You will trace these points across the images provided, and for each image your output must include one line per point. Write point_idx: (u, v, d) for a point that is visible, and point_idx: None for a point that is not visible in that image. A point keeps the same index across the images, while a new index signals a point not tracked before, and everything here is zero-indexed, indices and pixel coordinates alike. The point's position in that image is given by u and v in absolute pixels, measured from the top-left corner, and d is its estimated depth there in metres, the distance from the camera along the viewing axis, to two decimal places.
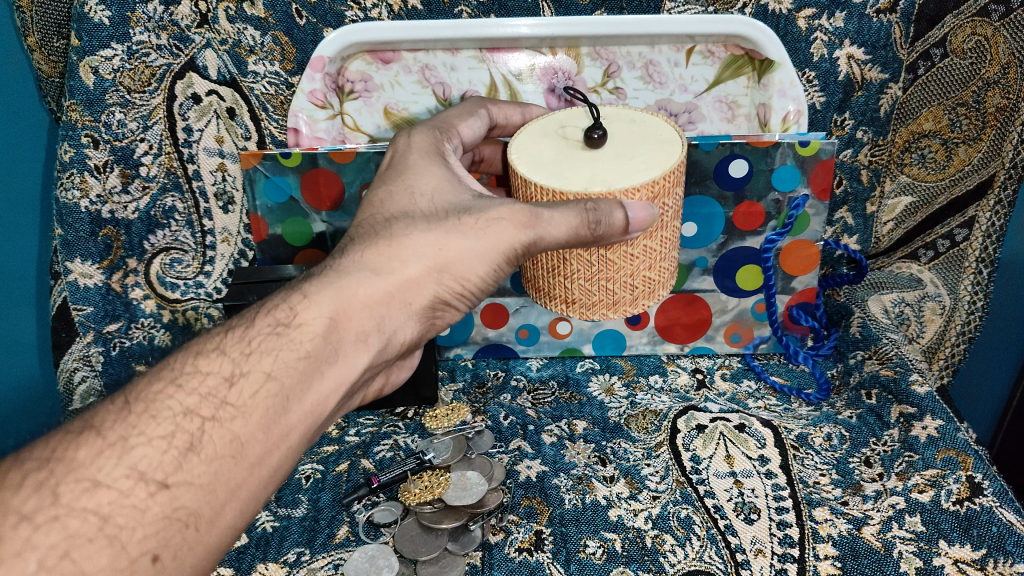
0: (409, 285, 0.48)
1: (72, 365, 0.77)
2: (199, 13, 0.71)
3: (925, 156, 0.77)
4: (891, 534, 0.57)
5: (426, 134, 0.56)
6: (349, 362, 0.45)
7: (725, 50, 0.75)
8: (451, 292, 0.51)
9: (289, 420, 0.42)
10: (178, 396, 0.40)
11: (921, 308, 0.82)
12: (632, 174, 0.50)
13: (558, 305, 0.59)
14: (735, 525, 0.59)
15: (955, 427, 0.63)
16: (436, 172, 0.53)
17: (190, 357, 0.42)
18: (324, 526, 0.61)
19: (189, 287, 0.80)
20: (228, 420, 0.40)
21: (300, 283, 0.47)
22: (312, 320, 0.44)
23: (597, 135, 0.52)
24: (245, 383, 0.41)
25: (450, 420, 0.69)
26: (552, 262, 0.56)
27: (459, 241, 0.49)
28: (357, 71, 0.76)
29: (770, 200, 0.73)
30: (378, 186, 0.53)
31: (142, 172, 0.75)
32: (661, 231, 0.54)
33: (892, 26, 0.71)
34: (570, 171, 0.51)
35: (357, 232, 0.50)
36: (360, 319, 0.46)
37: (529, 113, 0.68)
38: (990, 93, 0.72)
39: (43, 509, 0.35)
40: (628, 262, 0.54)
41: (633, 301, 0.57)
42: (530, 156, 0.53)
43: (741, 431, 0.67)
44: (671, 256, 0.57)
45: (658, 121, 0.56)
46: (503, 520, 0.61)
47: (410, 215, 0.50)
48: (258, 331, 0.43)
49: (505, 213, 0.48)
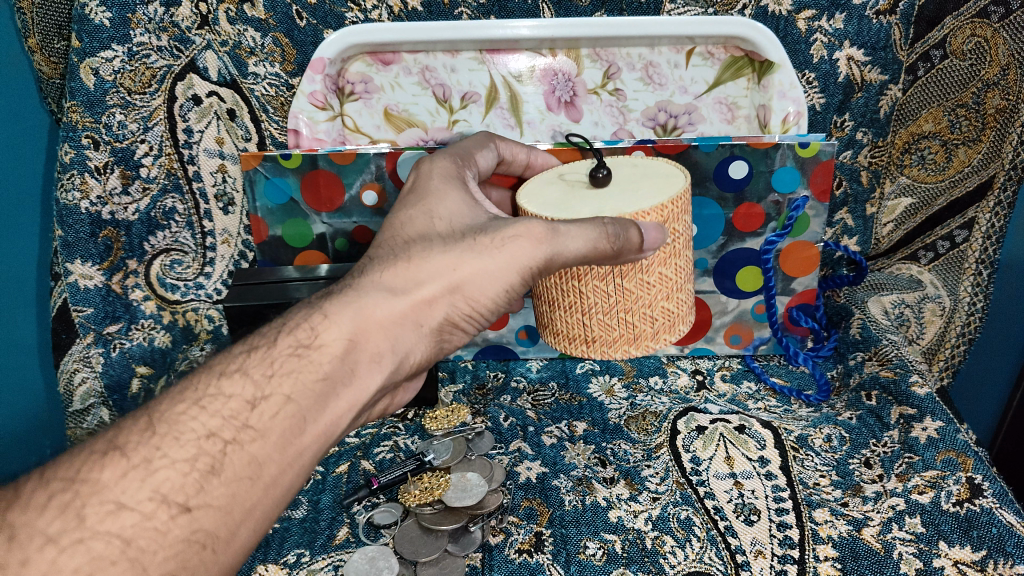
0: (423, 305, 0.47)
1: (72, 366, 0.75)
2: (199, 14, 0.71)
3: (925, 157, 0.77)
4: (891, 536, 0.57)
5: (446, 159, 0.57)
6: (364, 383, 0.45)
7: (726, 51, 0.75)
8: (462, 313, 0.49)
9: (305, 440, 0.41)
10: (201, 418, 0.39)
11: (921, 309, 0.81)
12: (640, 202, 0.51)
13: (577, 348, 0.58)
14: (735, 526, 0.59)
15: (955, 428, 0.63)
16: (455, 197, 0.53)
17: (213, 378, 0.41)
18: (324, 528, 0.61)
19: (189, 289, 0.81)
20: (248, 442, 0.39)
21: (319, 300, 0.46)
22: (332, 341, 0.43)
23: (599, 175, 0.54)
24: (266, 406, 0.40)
25: (450, 421, 0.70)
26: (568, 298, 0.56)
27: (474, 260, 0.48)
28: (357, 72, 0.76)
29: (769, 201, 0.73)
30: (398, 209, 0.53)
31: (142, 173, 0.75)
32: (673, 258, 0.54)
33: (892, 27, 0.71)
34: (579, 207, 0.52)
35: (375, 251, 0.50)
36: (375, 340, 0.45)
37: (536, 157, 0.66)
38: (990, 94, 0.72)
39: (67, 531, 0.34)
40: (646, 290, 0.54)
41: (653, 335, 0.57)
42: (538, 199, 0.54)
43: (741, 431, 0.68)
44: (685, 288, 0.58)
45: (658, 164, 0.58)
46: (503, 521, 0.61)
47: (427, 235, 0.50)
48: (280, 352, 0.43)
49: (521, 230, 0.48)
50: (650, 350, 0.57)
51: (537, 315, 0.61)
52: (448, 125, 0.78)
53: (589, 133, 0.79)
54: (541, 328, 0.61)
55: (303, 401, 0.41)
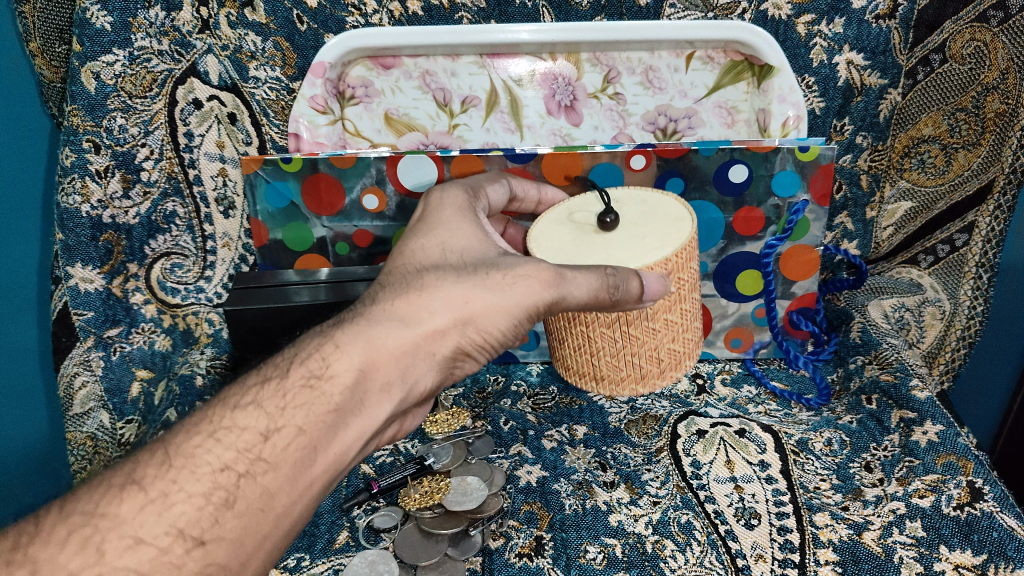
0: (435, 335, 0.48)
1: (72, 370, 0.73)
2: (200, 19, 0.71)
3: (924, 161, 0.77)
4: (892, 540, 0.57)
5: (458, 194, 0.59)
6: (373, 412, 0.45)
7: (726, 55, 0.75)
8: (473, 344, 0.50)
9: (315, 471, 0.42)
10: (216, 450, 0.40)
11: (921, 313, 0.81)
12: (646, 251, 0.55)
13: (589, 382, 0.63)
14: (735, 529, 0.59)
15: (955, 432, 0.63)
16: (467, 230, 0.56)
17: (226, 410, 0.42)
18: (324, 531, 0.61)
19: (189, 292, 0.80)
20: (260, 474, 0.40)
21: (330, 330, 0.47)
22: (343, 371, 0.44)
23: (608, 220, 0.57)
24: (279, 438, 0.41)
25: (450, 425, 0.70)
26: (579, 341, 0.60)
27: (485, 296, 0.49)
28: (357, 77, 0.76)
29: (770, 205, 0.73)
30: (412, 239, 0.55)
31: (143, 177, 0.74)
32: (677, 304, 0.57)
33: (891, 32, 0.71)
34: (588, 256, 0.56)
35: (388, 281, 0.51)
36: (386, 368, 0.46)
37: (546, 193, 0.68)
38: (989, 98, 0.72)
39: (87, 566, 0.35)
40: (651, 336, 0.58)
41: (660, 373, 0.61)
42: (548, 245, 0.58)
43: (741, 436, 0.67)
44: (691, 328, 0.61)
45: (666, 200, 0.61)
46: (503, 525, 0.61)
47: (441, 268, 0.51)
48: (292, 383, 0.43)
49: (530, 271, 0.50)
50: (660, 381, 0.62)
51: (554, 348, 0.65)
52: (449, 129, 0.79)
53: (589, 136, 0.79)
54: (557, 361, 0.66)
55: (314, 432, 0.42)
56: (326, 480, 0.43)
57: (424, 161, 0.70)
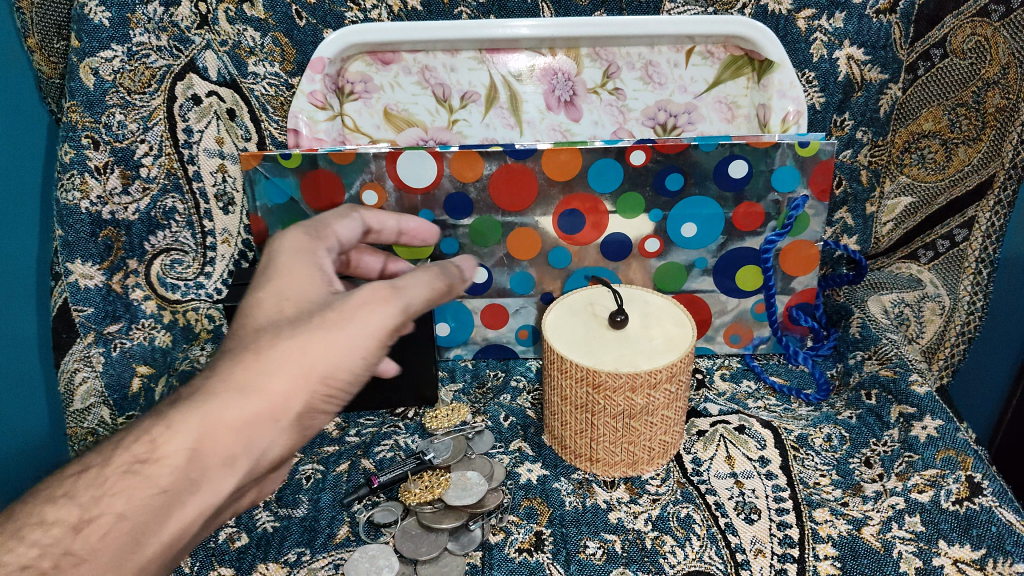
0: (278, 398, 0.43)
1: (73, 366, 0.73)
2: (199, 14, 0.71)
3: (925, 156, 0.77)
4: (891, 534, 0.57)
5: (296, 234, 0.53)
6: (214, 489, 0.42)
7: (725, 50, 0.75)
8: (327, 396, 0.45)
9: (143, 555, 0.41)
10: (18, 548, 0.38)
11: (921, 309, 0.82)
12: (654, 357, 0.61)
13: (582, 441, 0.65)
14: (735, 523, 0.59)
15: (954, 427, 0.63)
16: (304, 273, 0.49)
17: (39, 503, 0.40)
18: (325, 526, 0.61)
19: (189, 288, 0.81)
20: (72, 569, 0.38)
21: (162, 406, 0.43)
22: (172, 453, 0.41)
23: (618, 318, 0.63)
24: (92, 529, 0.39)
25: (450, 420, 0.69)
26: (581, 400, 0.62)
27: (327, 338, 0.44)
28: (356, 72, 0.76)
29: (769, 200, 0.73)
30: (247, 294, 0.49)
31: (143, 173, 0.74)
32: (677, 374, 0.61)
33: (892, 26, 0.71)
34: (600, 351, 0.62)
35: (227, 346, 0.45)
36: (224, 443, 0.42)
37: (405, 221, 0.70)
38: (989, 94, 0.72)
39: None
40: (650, 402, 0.61)
41: (649, 460, 0.65)
42: (563, 334, 0.64)
43: (741, 432, 0.68)
44: (682, 402, 0.65)
45: (669, 304, 0.68)
46: (503, 520, 0.61)
47: (274, 322, 0.45)
48: (114, 470, 0.41)
49: (366, 296, 0.47)
50: (642, 447, 0.64)
51: (548, 421, 0.68)
52: (448, 124, 0.78)
53: (588, 132, 0.78)
54: (550, 373, 0.65)
55: (137, 517, 0.40)
56: (158, 564, 0.42)
57: (424, 156, 0.70)
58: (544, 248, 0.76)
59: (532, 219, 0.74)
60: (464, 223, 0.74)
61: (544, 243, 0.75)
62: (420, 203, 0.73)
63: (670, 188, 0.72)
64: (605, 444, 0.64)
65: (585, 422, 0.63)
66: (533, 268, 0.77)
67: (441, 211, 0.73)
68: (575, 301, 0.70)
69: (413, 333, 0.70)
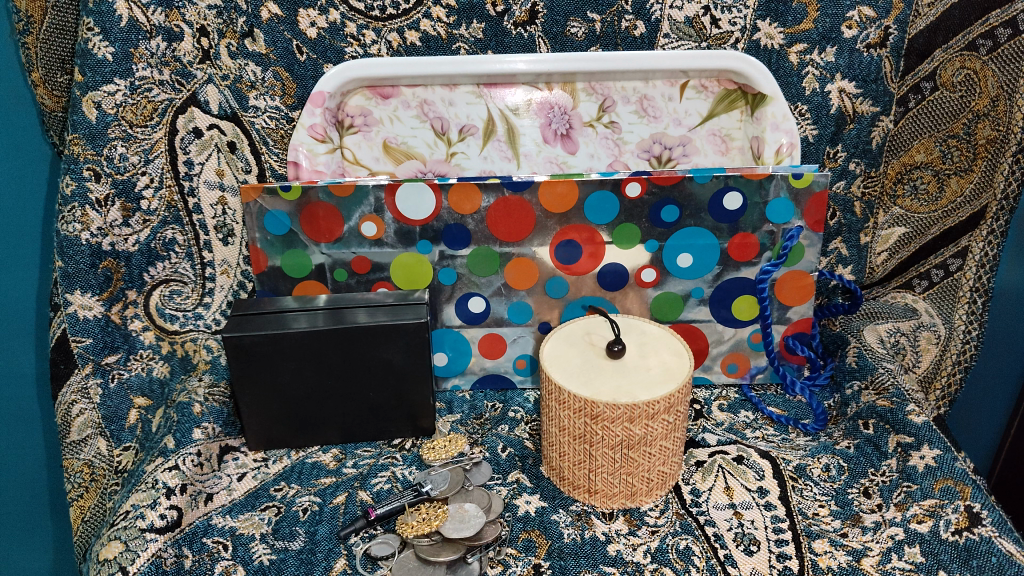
0: None
1: (70, 398, 0.72)
2: (201, 49, 0.72)
3: (917, 187, 0.79)
4: (891, 565, 0.57)
5: None
6: None
7: (719, 84, 0.77)
8: None
9: None
10: None
11: (916, 337, 0.80)
12: (651, 386, 0.61)
13: (581, 474, 0.64)
14: (735, 555, 0.59)
15: (952, 457, 0.63)
16: None
17: None
18: (321, 559, 0.60)
19: (188, 319, 0.81)
20: None
21: None
22: None
23: (615, 348, 0.64)
24: None
25: (448, 451, 0.70)
26: (579, 431, 0.62)
27: None
28: (356, 105, 0.77)
29: (764, 231, 0.74)
30: None
31: (143, 206, 0.75)
32: (676, 403, 0.61)
33: (882, 60, 0.74)
34: (597, 379, 0.62)
35: None
36: None
37: None
38: (980, 125, 0.74)
39: None
40: (649, 432, 0.61)
41: (647, 491, 0.65)
42: (561, 364, 0.65)
43: (739, 463, 0.68)
44: (680, 430, 0.64)
45: (664, 334, 0.69)
46: (501, 553, 0.60)
47: None
48: None
49: None
50: (641, 477, 0.63)
51: (546, 451, 0.68)
52: (446, 157, 0.79)
53: (585, 164, 0.80)
54: (548, 404, 0.65)
55: None
56: None
57: (423, 189, 0.71)
58: (541, 279, 0.76)
59: (530, 250, 0.75)
60: (463, 254, 0.75)
61: (541, 273, 0.76)
62: (419, 235, 0.74)
63: (665, 220, 0.73)
64: (603, 475, 0.63)
65: (583, 452, 0.63)
66: (531, 298, 0.77)
67: (440, 242, 0.74)
68: (573, 330, 0.70)
69: (411, 363, 0.70)
